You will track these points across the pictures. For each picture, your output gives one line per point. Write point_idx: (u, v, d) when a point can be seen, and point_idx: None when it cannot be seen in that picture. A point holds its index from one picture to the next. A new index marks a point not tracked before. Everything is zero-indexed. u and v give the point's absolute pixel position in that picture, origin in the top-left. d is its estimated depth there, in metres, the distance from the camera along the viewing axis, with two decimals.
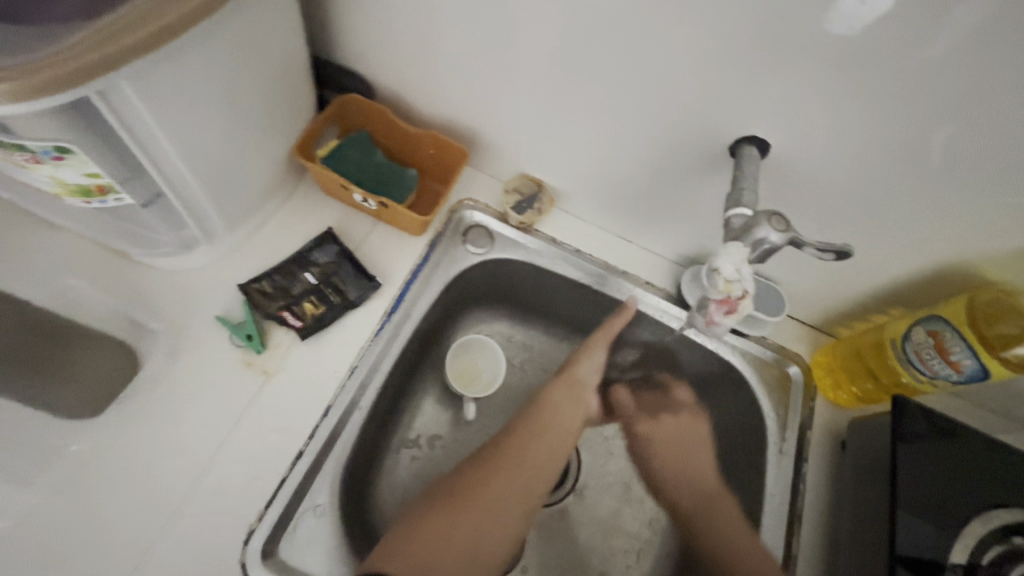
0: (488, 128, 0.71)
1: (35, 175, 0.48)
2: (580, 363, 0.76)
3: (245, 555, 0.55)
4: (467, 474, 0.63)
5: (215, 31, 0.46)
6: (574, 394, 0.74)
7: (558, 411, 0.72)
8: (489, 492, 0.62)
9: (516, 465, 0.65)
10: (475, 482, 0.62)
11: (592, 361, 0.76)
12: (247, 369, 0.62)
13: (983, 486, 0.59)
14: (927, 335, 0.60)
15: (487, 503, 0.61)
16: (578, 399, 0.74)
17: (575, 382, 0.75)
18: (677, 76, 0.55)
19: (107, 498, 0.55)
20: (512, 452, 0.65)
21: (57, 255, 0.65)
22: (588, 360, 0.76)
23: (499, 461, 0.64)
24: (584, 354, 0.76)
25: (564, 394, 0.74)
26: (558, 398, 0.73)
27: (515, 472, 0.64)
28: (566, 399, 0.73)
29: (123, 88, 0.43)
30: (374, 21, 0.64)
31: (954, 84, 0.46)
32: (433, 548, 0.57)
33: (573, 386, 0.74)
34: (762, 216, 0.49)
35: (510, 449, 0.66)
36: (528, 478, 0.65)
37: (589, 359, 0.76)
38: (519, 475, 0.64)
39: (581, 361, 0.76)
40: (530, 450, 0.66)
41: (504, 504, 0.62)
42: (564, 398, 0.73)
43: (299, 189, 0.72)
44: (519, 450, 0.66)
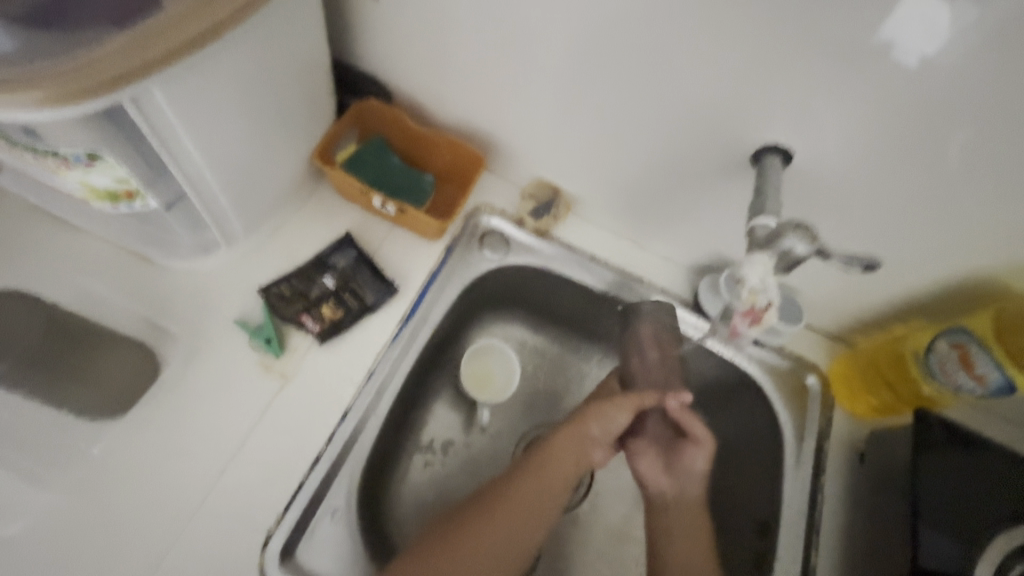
0: (506, 133, 0.71)
1: (65, 179, 0.48)
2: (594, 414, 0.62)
3: (263, 558, 0.55)
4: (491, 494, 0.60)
5: (243, 36, 0.47)
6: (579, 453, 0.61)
7: (557, 461, 0.61)
8: (515, 516, 0.58)
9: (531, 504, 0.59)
10: (500, 504, 0.59)
11: (608, 421, 0.61)
12: (264, 372, 0.62)
13: (1008, 500, 0.58)
14: (950, 348, 0.59)
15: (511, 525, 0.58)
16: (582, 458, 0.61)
17: (585, 439, 0.61)
18: (699, 84, 0.54)
19: (127, 499, 0.56)
20: (536, 482, 0.60)
21: (77, 256, 0.65)
22: (603, 414, 0.61)
23: (526, 484, 0.60)
24: (603, 411, 0.61)
25: (566, 445, 0.61)
26: (563, 446, 0.61)
27: (528, 505, 0.59)
28: (568, 451, 0.61)
29: (154, 93, 0.44)
30: (395, 26, 0.64)
31: (985, 94, 0.45)
32: None
33: (580, 437, 0.61)
34: (788, 226, 0.47)
35: (538, 475, 0.60)
36: (542, 512, 0.60)
37: (606, 418, 0.61)
38: (544, 503, 0.60)
39: (595, 417, 0.61)
40: (549, 483, 0.60)
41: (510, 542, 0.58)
42: (566, 452, 0.61)
43: (317, 192, 0.72)
44: (546, 480, 0.60)
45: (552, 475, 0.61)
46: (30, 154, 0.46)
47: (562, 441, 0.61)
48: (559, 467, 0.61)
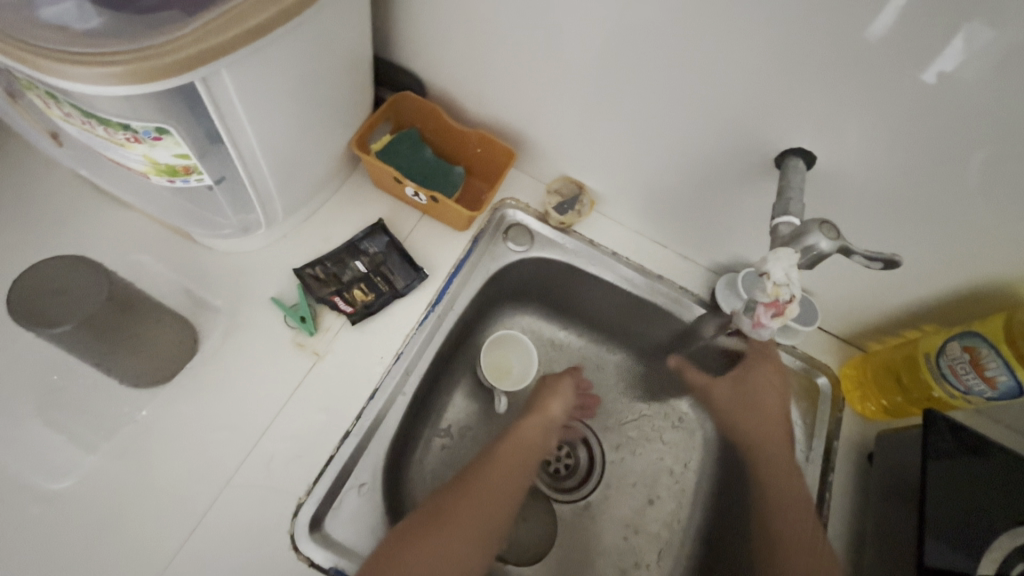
0: (536, 130, 0.73)
1: (130, 153, 0.50)
2: (552, 402, 0.73)
3: (293, 527, 0.57)
4: (449, 497, 0.60)
5: (300, 27, 0.49)
6: (546, 431, 0.71)
7: (529, 441, 0.68)
8: (499, 479, 0.63)
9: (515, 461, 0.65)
10: (474, 484, 0.61)
11: (565, 399, 0.74)
12: (298, 350, 0.65)
13: (1011, 504, 0.60)
14: (962, 351, 0.61)
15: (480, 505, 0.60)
16: (548, 436, 0.71)
17: (548, 421, 0.71)
18: (727, 90, 0.56)
19: (171, 461, 0.58)
20: (494, 474, 0.63)
21: (123, 230, 0.68)
22: (556, 400, 0.73)
23: (493, 468, 0.63)
24: (557, 391, 0.74)
25: (537, 428, 0.70)
26: (529, 430, 0.69)
27: (517, 462, 0.66)
28: (538, 433, 0.70)
29: (222, 76, 0.46)
30: (434, 24, 0.67)
31: (1004, 109, 0.47)
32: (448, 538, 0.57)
33: (546, 422, 0.71)
34: (812, 224, 0.50)
35: (504, 454, 0.65)
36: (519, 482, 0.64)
37: (562, 397, 0.74)
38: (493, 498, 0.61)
39: (554, 398, 0.73)
40: (524, 451, 0.67)
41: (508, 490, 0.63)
42: (534, 433, 0.70)
43: (351, 179, 0.75)
44: (505, 476, 0.63)
45: (532, 455, 0.68)
46: (101, 127, 0.48)
47: (527, 428, 0.69)
48: (516, 451, 0.67)
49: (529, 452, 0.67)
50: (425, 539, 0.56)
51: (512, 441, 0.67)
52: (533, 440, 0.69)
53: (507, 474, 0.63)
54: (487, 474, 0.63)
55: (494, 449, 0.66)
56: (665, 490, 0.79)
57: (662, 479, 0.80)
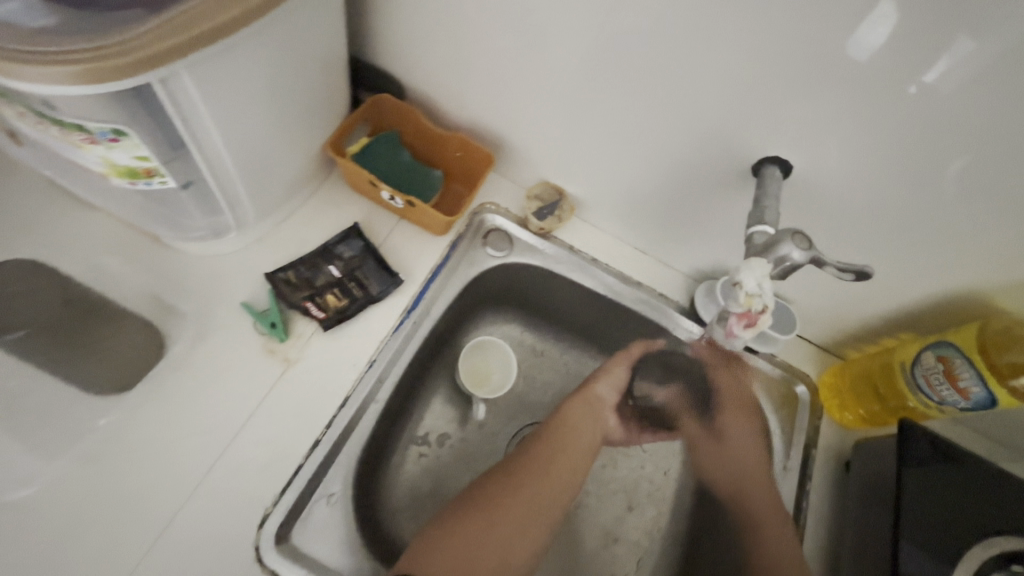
0: (516, 134, 0.73)
1: (87, 155, 0.49)
2: (599, 380, 0.77)
3: (258, 539, 0.56)
4: (478, 497, 0.63)
5: (269, 27, 0.48)
6: (592, 409, 0.75)
7: (575, 422, 0.72)
8: (547, 458, 0.68)
9: (560, 442, 0.70)
10: (517, 467, 0.66)
11: (612, 379, 0.77)
12: (268, 356, 0.63)
13: (983, 515, 0.60)
14: (936, 360, 0.61)
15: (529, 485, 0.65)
16: (597, 414, 0.75)
17: (593, 397, 0.75)
18: (707, 97, 0.56)
19: (131, 470, 0.57)
20: (540, 452, 0.68)
21: (88, 233, 0.66)
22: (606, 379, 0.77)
23: (537, 450, 0.68)
24: (606, 371, 0.77)
25: (582, 408, 0.74)
26: (575, 410, 0.74)
27: (564, 443, 0.70)
28: (584, 414, 0.74)
29: (182, 77, 0.45)
30: (412, 26, 0.66)
31: (972, 120, 0.47)
32: (499, 518, 0.61)
33: (592, 403, 0.75)
34: (785, 234, 0.50)
35: (551, 436, 0.70)
36: (570, 463, 0.69)
37: (609, 375, 0.77)
38: (536, 490, 0.65)
39: (600, 378, 0.77)
40: (569, 433, 0.71)
41: (557, 470, 0.67)
42: (580, 412, 0.74)
43: (327, 182, 0.73)
44: (551, 461, 0.68)
45: (575, 433, 0.71)
46: (55, 127, 0.46)
47: (573, 408, 0.74)
48: (563, 431, 0.71)
49: (575, 436, 0.71)
50: (457, 534, 0.59)
51: (557, 424, 0.72)
52: (578, 420, 0.73)
53: (553, 456, 0.68)
54: (530, 457, 0.67)
55: (541, 433, 0.71)
56: (645, 497, 0.79)
57: (641, 487, 0.80)
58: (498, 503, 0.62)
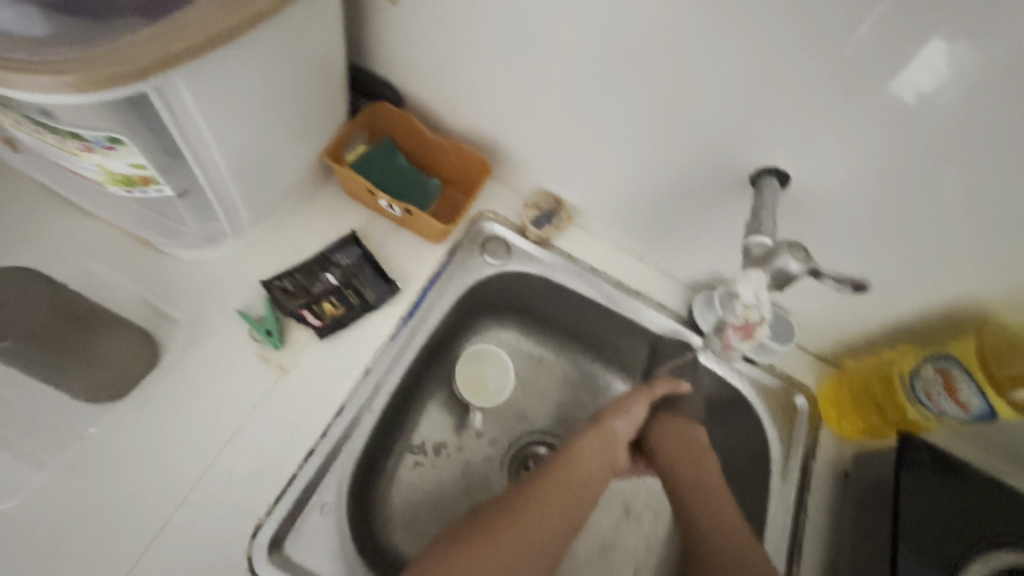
0: (514, 142, 0.73)
1: (83, 162, 0.49)
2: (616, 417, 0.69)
3: (251, 549, 0.55)
4: (492, 511, 0.59)
5: (267, 35, 0.48)
6: (608, 449, 0.67)
7: (588, 459, 0.65)
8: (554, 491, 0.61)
9: (571, 478, 0.63)
10: (525, 495, 0.61)
11: (629, 416, 0.69)
12: (263, 364, 0.63)
13: (985, 530, 0.59)
14: (935, 373, 0.60)
15: (533, 513, 0.59)
16: (611, 456, 0.67)
17: (609, 435, 0.67)
18: (704, 106, 0.56)
19: (122, 479, 0.56)
20: (549, 486, 0.61)
21: (84, 239, 0.66)
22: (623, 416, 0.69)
23: (545, 482, 0.62)
24: (624, 408, 0.69)
25: (596, 446, 0.66)
26: (590, 447, 0.66)
27: (573, 480, 0.63)
28: (598, 453, 0.66)
29: (177, 86, 0.45)
30: (411, 35, 0.66)
31: (970, 130, 0.47)
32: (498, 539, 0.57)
33: (607, 437, 0.67)
34: (782, 246, 0.50)
35: (560, 473, 0.63)
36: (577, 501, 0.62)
37: (628, 413, 0.69)
38: (556, 514, 0.60)
39: (618, 414, 0.69)
40: (580, 470, 0.64)
41: (568, 507, 0.61)
42: (594, 449, 0.66)
43: (324, 189, 0.73)
44: (559, 493, 0.61)
45: (586, 472, 0.64)
46: (51, 135, 0.47)
47: (587, 446, 0.65)
48: (575, 470, 0.64)
49: (586, 474, 0.64)
50: (480, 552, 0.56)
51: (569, 460, 0.64)
52: (591, 458, 0.65)
53: (563, 491, 0.61)
54: (538, 489, 0.61)
55: (551, 466, 0.63)
56: (642, 507, 0.79)
57: (638, 496, 0.79)
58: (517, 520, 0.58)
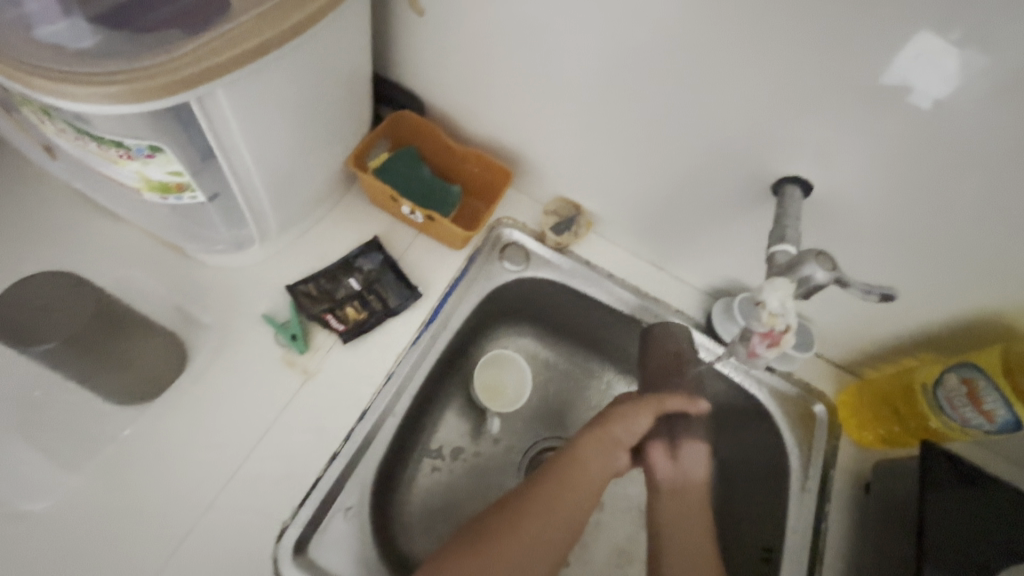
0: (534, 150, 0.74)
1: (123, 170, 0.50)
2: (615, 422, 0.62)
3: (277, 551, 0.56)
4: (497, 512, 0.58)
5: (301, 47, 0.50)
6: (605, 454, 0.61)
7: (583, 464, 0.60)
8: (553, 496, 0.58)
9: (565, 480, 0.59)
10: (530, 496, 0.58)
11: (629, 424, 0.61)
12: (288, 368, 0.64)
13: (1010, 539, 0.59)
14: (959, 382, 0.60)
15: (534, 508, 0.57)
16: (608, 461, 0.61)
17: (608, 439, 0.61)
18: (725, 116, 0.57)
19: (153, 480, 0.57)
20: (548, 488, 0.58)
21: (115, 244, 0.68)
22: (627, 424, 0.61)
23: (545, 485, 0.59)
24: (625, 412, 0.62)
25: (594, 449, 0.61)
26: (585, 450, 0.61)
27: (570, 485, 0.59)
28: (595, 457, 0.60)
29: (218, 97, 0.46)
30: (435, 45, 0.68)
31: (998, 142, 0.47)
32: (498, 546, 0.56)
33: (606, 442, 0.61)
34: (809, 254, 0.50)
35: (555, 474, 0.59)
36: (567, 510, 0.58)
37: (628, 420, 0.62)
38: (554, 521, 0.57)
39: (618, 419, 0.62)
40: (574, 477, 0.59)
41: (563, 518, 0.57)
42: (592, 451, 0.61)
43: (347, 195, 0.74)
44: (558, 499, 0.58)
45: (580, 479, 0.59)
46: (94, 143, 0.48)
47: (585, 448, 0.61)
48: (570, 471, 0.59)
49: (581, 481, 0.59)
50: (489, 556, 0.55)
51: (571, 464, 0.60)
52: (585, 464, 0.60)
53: (563, 499, 0.58)
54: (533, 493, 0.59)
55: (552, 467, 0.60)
56: None
57: None
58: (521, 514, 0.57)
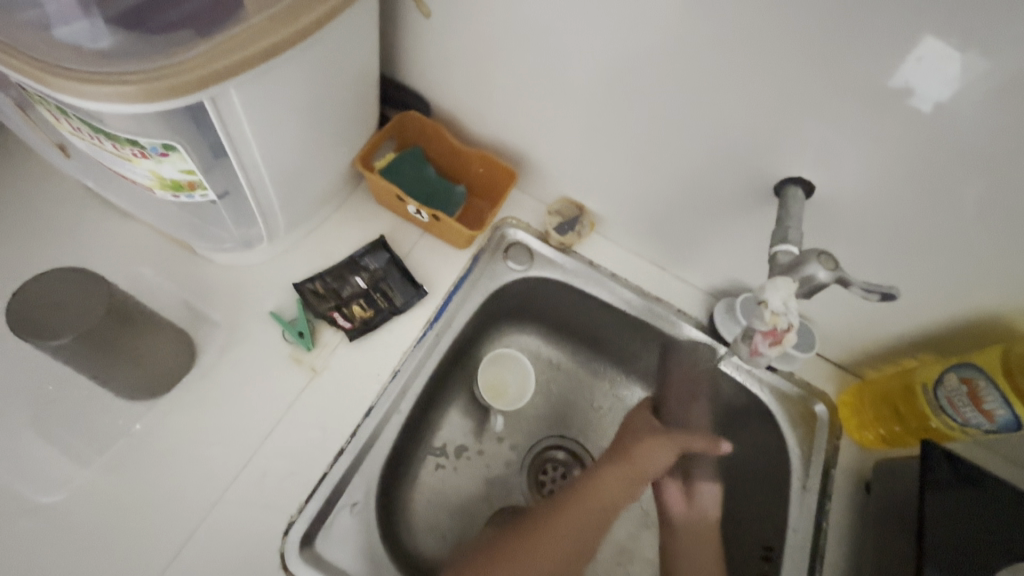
0: (539, 151, 0.74)
1: (136, 168, 0.51)
2: (646, 452, 0.65)
3: (283, 545, 0.56)
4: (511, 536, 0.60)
5: (311, 48, 0.50)
6: (630, 484, 0.64)
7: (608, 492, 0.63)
8: (568, 521, 0.60)
9: (581, 509, 0.61)
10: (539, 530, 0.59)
11: (656, 457, 0.65)
12: (295, 365, 0.64)
13: (1011, 539, 0.59)
14: (959, 382, 0.61)
15: (540, 557, 0.58)
16: (631, 491, 0.65)
17: (636, 470, 0.65)
18: (729, 118, 0.57)
19: (162, 474, 0.58)
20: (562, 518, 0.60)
21: (125, 242, 0.68)
22: (651, 459, 0.65)
23: (558, 517, 0.60)
24: (651, 446, 0.66)
25: (618, 481, 0.64)
26: (612, 478, 0.63)
27: (584, 516, 0.61)
28: (616, 490, 0.63)
29: (231, 96, 0.47)
30: (441, 47, 0.68)
31: (997, 145, 0.48)
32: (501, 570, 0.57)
33: (631, 473, 0.64)
34: (810, 254, 0.51)
35: (573, 502, 0.62)
36: (585, 535, 0.61)
37: (654, 452, 0.65)
38: (566, 545, 0.59)
39: (646, 452, 0.65)
40: (594, 503, 0.62)
41: (568, 548, 0.59)
42: (616, 484, 0.63)
43: (353, 195, 0.75)
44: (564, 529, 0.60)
45: (603, 506, 0.62)
46: (108, 142, 0.49)
47: (610, 474, 0.64)
48: (591, 502, 0.62)
49: (600, 507, 0.62)
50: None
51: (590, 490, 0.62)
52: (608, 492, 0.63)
53: (573, 528, 0.60)
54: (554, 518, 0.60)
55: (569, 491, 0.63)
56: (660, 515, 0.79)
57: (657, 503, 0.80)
58: (542, 531, 0.60)
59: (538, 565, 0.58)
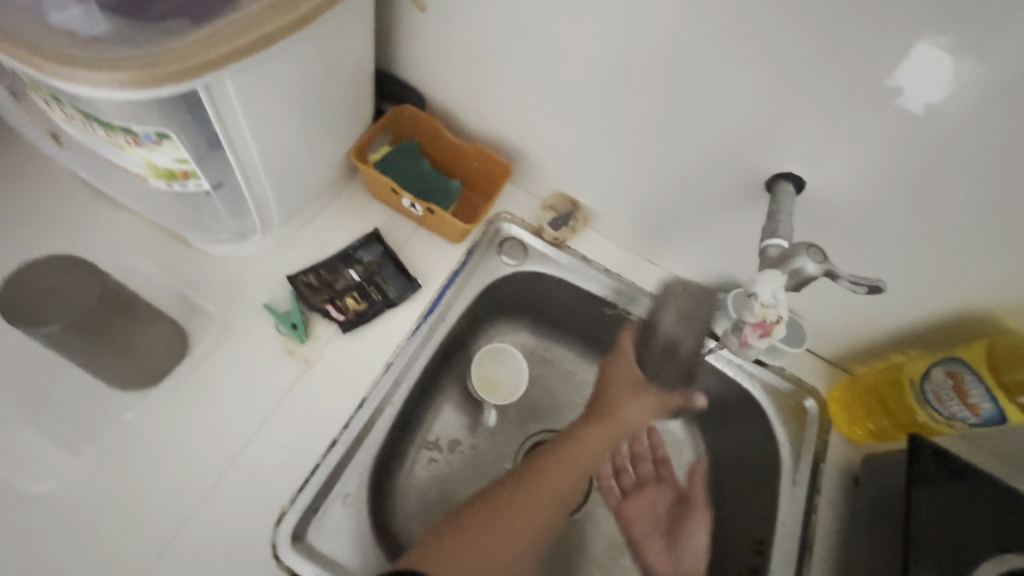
0: (533, 146, 0.75)
1: (129, 156, 0.51)
2: (626, 407, 0.71)
3: (275, 536, 0.57)
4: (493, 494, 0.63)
5: (306, 39, 0.50)
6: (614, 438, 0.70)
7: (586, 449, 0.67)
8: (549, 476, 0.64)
9: (563, 466, 0.65)
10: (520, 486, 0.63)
11: (638, 409, 0.71)
12: (288, 357, 0.64)
13: (995, 532, 0.60)
14: (945, 376, 0.62)
15: (521, 514, 0.61)
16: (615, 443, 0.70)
17: (621, 426, 0.70)
18: (722, 113, 0.58)
19: (154, 464, 0.58)
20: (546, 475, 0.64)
21: (118, 232, 0.68)
22: (635, 412, 0.71)
23: (544, 474, 0.64)
24: (635, 399, 0.71)
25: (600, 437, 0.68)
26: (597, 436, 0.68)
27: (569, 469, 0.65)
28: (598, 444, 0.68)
29: (225, 86, 0.47)
30: (437, 41, 0.69)
31: (984, 142, 0.49)
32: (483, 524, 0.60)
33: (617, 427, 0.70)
34: (800, 247, 0.52)
35: (556, 457, 0.66)
36: (564, 488, 0.65)
37: (637, 407, 0.71)
38: (545, 498, 0.63)
39: (630, 407, 0.70)
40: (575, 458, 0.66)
41: (548, 495, 0.63)
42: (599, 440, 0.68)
43: (348, 188, 0.75)
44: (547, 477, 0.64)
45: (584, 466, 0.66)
46: (101, 129, 0.49)
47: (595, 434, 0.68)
48: (574, 459, 0.66)
49: (580, 464, 0.66)
50: (474, 536, 0.58)
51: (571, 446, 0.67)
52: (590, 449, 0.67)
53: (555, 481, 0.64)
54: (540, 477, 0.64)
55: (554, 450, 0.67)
56: None
57: None
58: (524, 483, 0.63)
59: (515, 517, 0.61)
